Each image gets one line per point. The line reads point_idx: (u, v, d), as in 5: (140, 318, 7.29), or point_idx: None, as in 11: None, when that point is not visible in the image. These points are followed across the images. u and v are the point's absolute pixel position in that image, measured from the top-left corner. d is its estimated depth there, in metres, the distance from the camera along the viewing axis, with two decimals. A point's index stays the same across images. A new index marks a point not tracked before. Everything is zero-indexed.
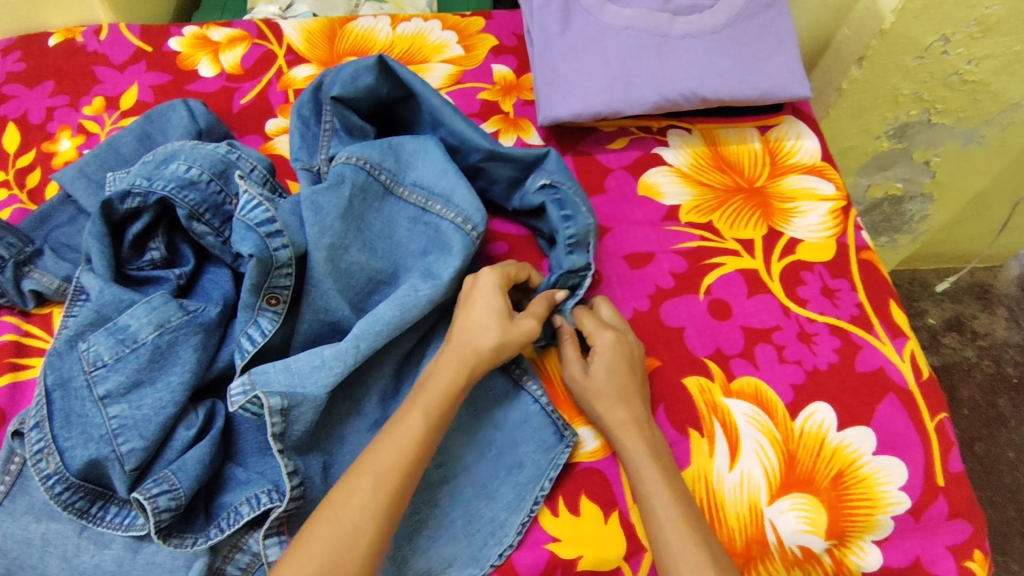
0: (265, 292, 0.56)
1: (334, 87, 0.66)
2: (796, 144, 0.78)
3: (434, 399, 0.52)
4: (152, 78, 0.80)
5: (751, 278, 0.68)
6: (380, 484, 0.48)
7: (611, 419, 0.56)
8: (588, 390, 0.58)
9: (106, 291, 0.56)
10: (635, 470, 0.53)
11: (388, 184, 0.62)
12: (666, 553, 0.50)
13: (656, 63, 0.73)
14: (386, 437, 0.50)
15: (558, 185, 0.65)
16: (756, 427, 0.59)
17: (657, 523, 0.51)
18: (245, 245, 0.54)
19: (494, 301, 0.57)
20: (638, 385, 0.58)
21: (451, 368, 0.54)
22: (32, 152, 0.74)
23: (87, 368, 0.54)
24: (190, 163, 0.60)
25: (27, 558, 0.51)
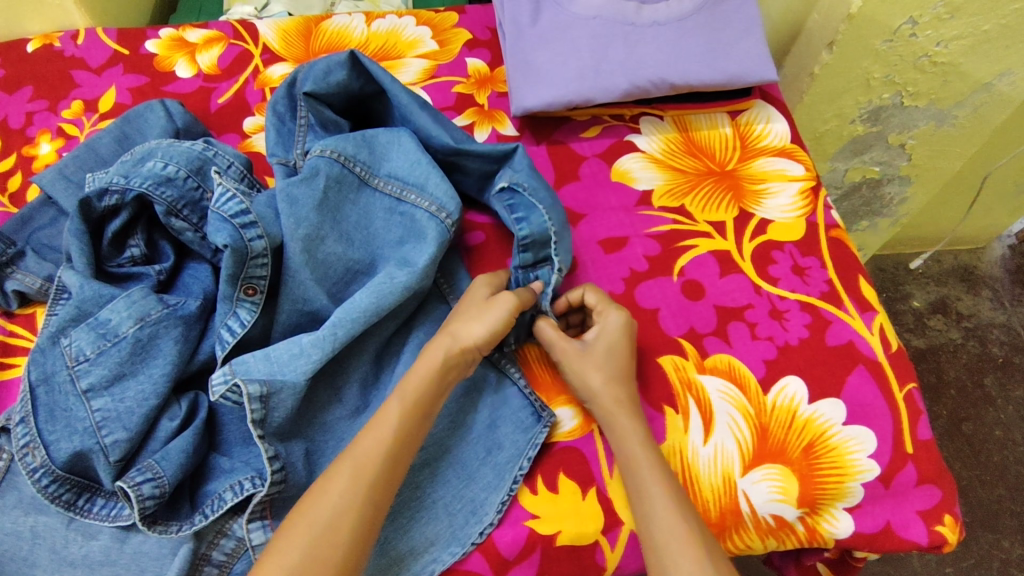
0: (242, 283, 0.57)
1: (306, 83, 0.66)
2: (766, 128, 0.79)
3: (421, 392, 0.54)
4: (130, 80, 0.80)
5: (723, 258, 0.69)
6: (357, 473, 0.50)
7: (595, 402, 0.57)
8: (583, 366, 0.58)
9: (86, 287, 0.57)
10: (621, 450, 0.55)
11: (363, 175, 0.63)
12: (652, 530, 0.51)
13: (625, 51, 0.74)
14: (367, 433, 0.52)
15: (515, 189, 0.65)
16: (730, 402, 0.61)
17: (651, 501, 0.52)
18: (220, 237, 0.55)
19: (474, 295, 0.60)
20: (629, 368, 0.59)
21: (431, 358, 0.55)
22: (13, 157, 0.75)
23: (70, 363, 0.55)
24: (166, 160, 0.61)
25: (17, 551, 0.52)
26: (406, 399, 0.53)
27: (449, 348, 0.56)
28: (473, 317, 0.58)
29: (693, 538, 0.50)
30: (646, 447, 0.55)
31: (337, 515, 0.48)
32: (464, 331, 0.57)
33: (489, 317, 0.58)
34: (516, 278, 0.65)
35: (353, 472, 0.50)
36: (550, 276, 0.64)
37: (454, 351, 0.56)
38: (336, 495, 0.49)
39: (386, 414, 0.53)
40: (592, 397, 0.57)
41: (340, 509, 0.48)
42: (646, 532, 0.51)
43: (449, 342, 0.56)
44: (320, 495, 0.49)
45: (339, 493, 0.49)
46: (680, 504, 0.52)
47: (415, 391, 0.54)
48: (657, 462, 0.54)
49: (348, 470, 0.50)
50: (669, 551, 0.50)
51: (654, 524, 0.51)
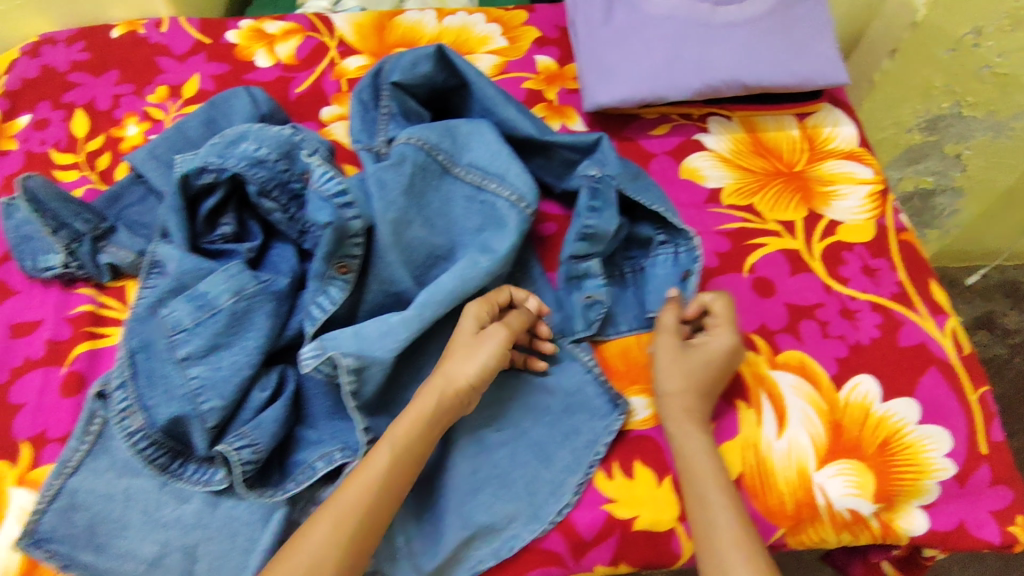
0: (336, 260, 0.59)
1: (394, 73, 0.68)
2: (834, 131, 0.79)
3: (410, 439, 0.53)
4: (213, 68, 0.83)
5: (793, 257, 0.70)
6: (339, 524, 0.49)
7: (667, 403, 0.57)
8: (673, 364, 0.58)
9: (185, 260, 0.59)
10: (683, 456, 0.55)
11: (446, 164, 0.65)
12: (709, 535, 0.51)
13: (699, 51, 0.75)
14: (352, 482, 0.51)
15: (603, 180, 0.64)
16: (802, 398, 0.61)
17: (706, 509, 0.52)
18: (322, 214, 0.57)
19: (465, 324, 0.58)
20: (716, 385, 0.58)
21: (425, 408, 0.54)
22: (101, 137, 0.78)
23: (168, 333, 0.57)
24: (259, 142, 0.63)
25: (109, 513, 0.54)
26: (414, 428, 0.53)
27: (443, 392, 0.55)
28: (465, 355, 0.56)
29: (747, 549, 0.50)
30: (709, 456, 0.55)
31: (315, 564, 0.47)
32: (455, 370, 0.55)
33: (481, 354, 0.56)
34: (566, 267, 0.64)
35: (336, 522, 0.49)
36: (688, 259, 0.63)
37: (447, 394, 0.55)
38: (315, 543, 0.48)
39: (372, 462, 0.52)
40: (664, 399, 0.58)
41: (318, 557, 0.48)
42: (705, 536, 0.51)
43: (443, 380, 0.55)
44: (299, 543, 0.48)
45: (320, 541, 0.48)
46: (736, 512, 0.52)
47: (404, 439, 0.53)
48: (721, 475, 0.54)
49: (330, 519, 0.49)
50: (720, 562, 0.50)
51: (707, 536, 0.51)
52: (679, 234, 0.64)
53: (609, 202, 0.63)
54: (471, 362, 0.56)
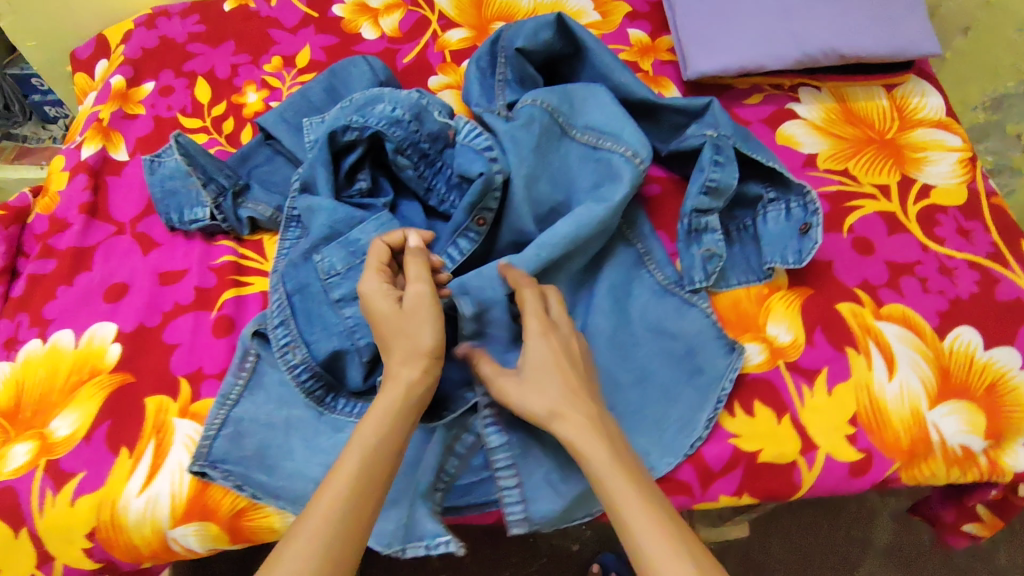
0: (476, 213, 0.64)
1: (517, 39, 0.72)
2: (922, 101, 0.83)
3: (368, 456, 0.47)
4: (323, 40, 0.87)
5: (890, 219, 0.73)
6: (298, 555, 0.42)
7: (551, 421, 0.50)
8: (523, 390, 0.52)
9: (338, 210, 0.64)
10: (595, 476, 0.48)
11: (564, 126, 0.69)
12: (624, 526, 0.45)
13: (797, 22, 0.79)
14: (311, 507, 0.45)
15: (722, 139, 0.68)
16: (909, 346, 0.65)
17: (630, 530, 0.45)
18: (475, 167, 0.63)
19: (382, 305, 0.53)
20: (587, 385, 0.53)
21: (379, 420, 0.49)
22: (224, 103, 0.82)
23: (324, 276, 0.63)
24: (394, 104, 0.68)
25: (275, 439, 0.60)
26: (371, 438, 0.48)
27: (406, 393, 0.50)
28: (400, 333, 0.52)
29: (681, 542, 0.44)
30: (615, 471, 0.48)
31: None
32: (407, 335, 0.51)
33: (423, 319, 0.52)
34: (687, 219, 0.68)
35: (296, 553, 0.43)
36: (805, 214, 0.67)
37: (403, 396, 0.50)
38: None
39: (328, 485, 0.46)
40: (552, 425, 0.50)
41: None
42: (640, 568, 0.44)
43: (409, 346, 0.51)
44: None
45: None
46: (669, 529, 0.44)
47: (364, 457, 0.47)
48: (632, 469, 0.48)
49: (292, 550, 0.43)
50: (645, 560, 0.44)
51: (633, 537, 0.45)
52: (793, 190, 0.68)
53: (732, 159, 0.67)
54: (418, 332, 0.52)
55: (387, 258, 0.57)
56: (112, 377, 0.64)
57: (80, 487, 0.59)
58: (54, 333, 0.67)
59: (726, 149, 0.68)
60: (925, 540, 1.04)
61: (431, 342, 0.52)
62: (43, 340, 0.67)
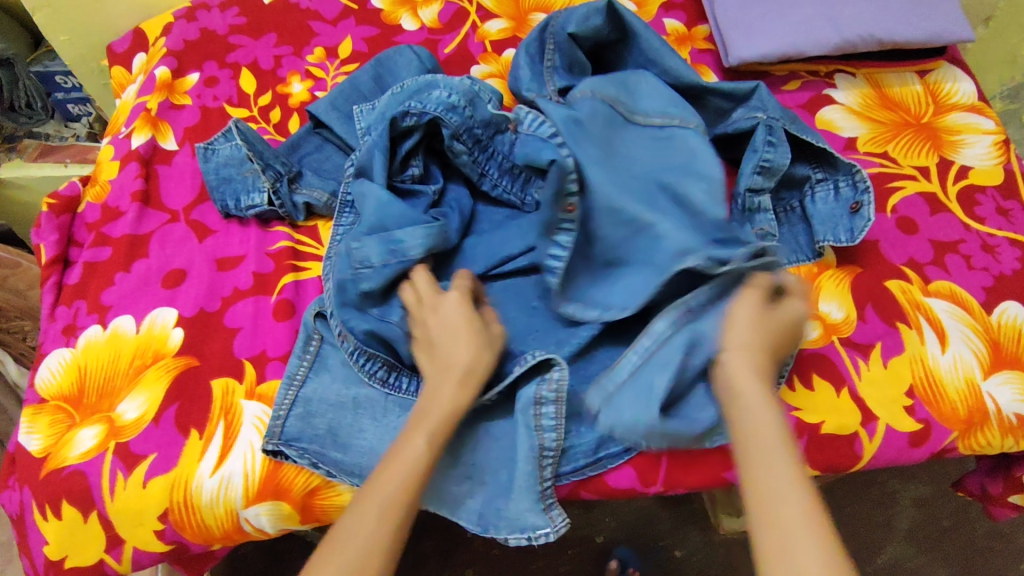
0: (563, 200, 0.58)
1: (569, 25, 0.74)
2: (954, 87, 0.85)
3: (440, 426, 0.52)
4: (364, 31, 0.88)
5: (931, 200, 0.75)
6: (382, 514, 0.48)
7: (735, 361, 0.51)
8: (739, 322, 0.52)
9: (394, 206, 0.63)
10: (744, 418, 0.48)
11: (627, 114, 0.68)
12: (763, 480, 0.45)
13: (836, 9, 0.81)
14: (387, 469, 0.51)
15: (773, 121, 0.69)
16: (958, 320, 0.66)
17: (773, 479, 0.45)
18: (545, 154, 0.61)
19: (433, 314, 0.58)
20: (778, 350, 0.53)
21: (449, 395, 0.54)
22: (270, 93, 0.83)
23: (357, 267, 0.60)
24: (449, 91, 0.69)
25: (343, 418, 0.60)
26: (445, 412, 0.53)
27: (462, 386, 0.54)
28: (455, 342, 0.56)
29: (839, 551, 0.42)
30: (781, 427, 0.48)
31: (365, 557, 0.47)
32: (457, 355, 0.55)
33: (467, 333, 0.56)
34: (741, 198, 0.69)
35: (380, 513, 0.48)
36: (855, 194, 0.69)
37: (455, 386, 0.54)
38: (359, 537, 0.47)
39: (407, 447, 0.51)
40: (726, 358, 0.51)
41: (366, 551, 0.47)
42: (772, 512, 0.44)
43: (447, 363, 0.55)
44: (339, 538, 0.48)
45: (367, 535, 0.48)
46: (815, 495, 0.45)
47: (441, 428, 0.52)
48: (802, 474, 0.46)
49: (374, 510, 0.48)
50: (795, 562, 0.42)
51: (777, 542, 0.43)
52: (841, 170, 0.70)
53: (785, 140, 0.69)
54: (465, 345, 0.55)
55: (464, 281, 0.61)
56: (176, 361, 0.64)
57: (151, 469, 0.59)
58: (113, 319, 0.67)
59: (776, 131, 0.69)
60: (948, 526, 1.04)
61: (467, 354, 0.55)
62: (103, 326, 0.67)
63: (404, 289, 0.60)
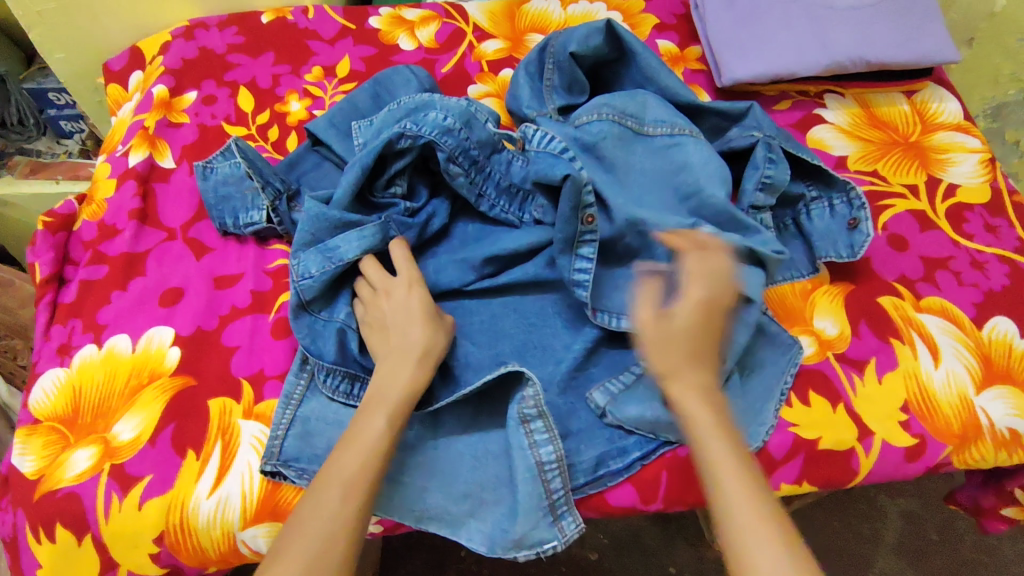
0: (581, 213, 0.62)
1: (570, 44, 0.75)
2: (940, 106, 0.87)
3: (399, 400, 0.55)
4: (362, 51, 0.89)
5: (921, 217, 0.77)
6: (348, 491, 0.49)
7: (664, 355, 0.52)
8: (646, 321, 0.53)
9: (327, 213, 0.65)
10: (687, 419, 0.50)
11: (637, 128, 0.70)
12: (715, 487, 0.47)
13: (825, 31, 0.83)
14: (346, 449, 0.52)
15: (770, 140, 0.71)
16: (950, 336, 0.67)
17: (718, 483, 0.47)
18: (558, 169, 0.63)
19: (388, 302, 0.61)
20: (710, 341, 0.53)
21: (410, 369, 0.57)
22: (268, 112, 0.83)
23: (295, 278, 0.62)
24: (445, 113, 0.68)
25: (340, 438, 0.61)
26: (409, 385, 0.56)
27: (422, 362, 0.57)
28: (410, 322, 0.59)
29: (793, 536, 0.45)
30: (722, 434, 0.49)
31: (331, 534, 0.47)
32: (417, 338, 0.58)
33: (418, 315, 0.60)
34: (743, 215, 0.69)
35: (343, 491, 0.49)
36: (850, 211, 0.71)
37: (417, 362, 0.57)
38: (323, 513, 0.48)
39: (369, 425, 0.53)
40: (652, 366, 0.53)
41: (333, 525, 0.48)
42: (724, 518, 0.46)
43: (402, 342, 0.58)
44: (304, 517, 0.48)
45: (332, 512, 0.48)
46: (755, 497, 0.46)
47: (400, 401, 0.55)
48: (748, 477, 0.47)
49: (336, 489, 0.49)
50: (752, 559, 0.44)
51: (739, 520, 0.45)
52: (836, 188, 0.72)
53: (784, 157, 0.70)
54: (417, 325, 0.59)
55: (408, 263, 0.64)
56: (173, 380, 0.63)
57: (147, 491, 0.59)
58: (109, 338, 0.67)
59: (774, 150, 0.70)
60: (930, 530, 1.05)
61: (423, 334, 0.59)
62: (98, 346, 0.66)
63: (359, 282, 0.64)
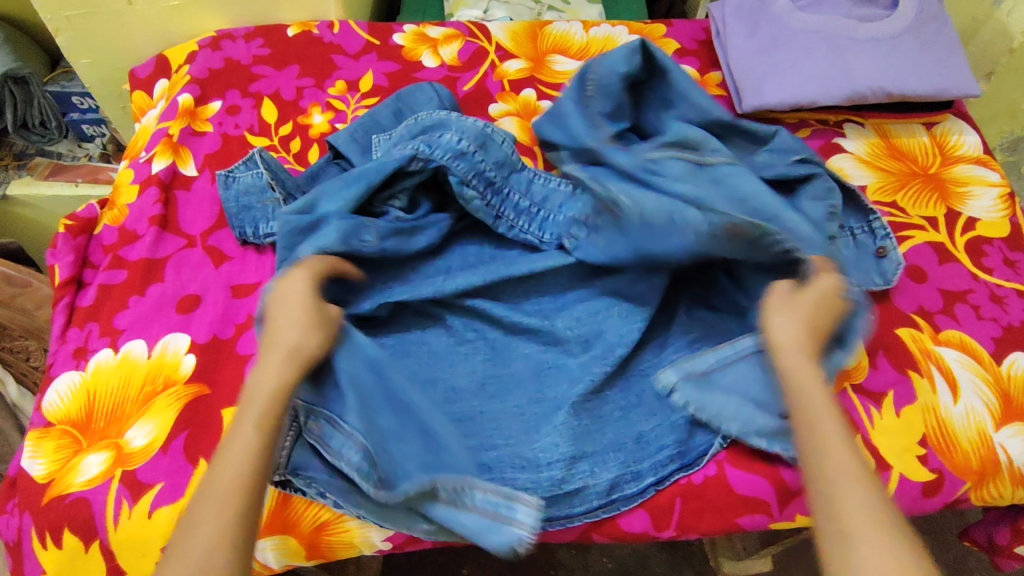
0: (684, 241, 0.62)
1: (616, 66, 0.74)
2: (960, 139, 0.87)
3: (269, 406, 0.50)
4: (386, 66, 0.90)
5: (939, 249, 0.76)
6: (223, 507, 0.46)
7: (784, 353, 0.55)
8: (792, 317, 0.56)
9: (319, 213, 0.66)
10: (802, 406, 0.52)
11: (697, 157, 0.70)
12: (823, 478, 0.48)
13: (846, 61, 0.83)
14: (221, 461, 0.48)
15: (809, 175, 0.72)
16: (970, 371, 0.67)
17: (827, 481, 0.47)
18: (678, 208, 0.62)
19: (279, 299, 0.57)
20: (825, 331, 0.56)
21: (276, 371, 0.52)
22: (290, 124, 0.84)
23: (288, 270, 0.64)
24: (460, 135, 0.69)
25: None
26: (276, 389, 0.51)
27: (290, 363, 0.53)
28: (286, 321, 0.55)
29: (895, 529, 0.45)
30: (839, 428, 0.50)
31: (209, 555, 0.44)
32: (286, 336, 0.54)
33: (297, 311, 0.55)
34: None
35: (219, 506, 0.46)
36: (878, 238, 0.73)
37: (291, 363, 0.53)
38: (203, 533, 0.44)
39: (236, 435, 0.49)
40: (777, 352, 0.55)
41: (210, 546, 0.44)
42: (825, 515, 0.46)
43: (276, 339, 0.54)
44: (181, 542, 0.45)
45: (210, 533, 0.45)
46: (867, 494, 0.46)
47: (268, 407, 0.50)
48: (861, 471, 0.48)
49: (211, 506, 0.46)
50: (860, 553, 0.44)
51: (840, 519, 0.45)
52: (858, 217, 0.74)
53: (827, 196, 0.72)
54: (296, 323, 0.55)
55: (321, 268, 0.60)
56: (187, 388, 0.63)
57: (158, 499, 0.58)
58: (125, 343, 0.67)
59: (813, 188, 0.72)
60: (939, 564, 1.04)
61: (300, 331, 0.54)
62: (114, 350, 0.66)
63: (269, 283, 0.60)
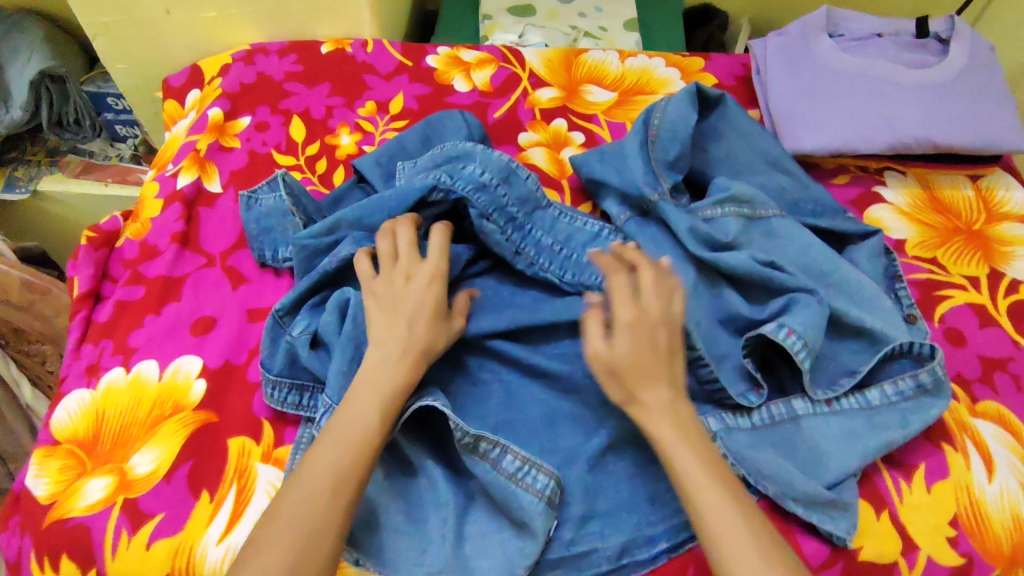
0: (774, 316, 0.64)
1: (674, 118, 0.73)
2: (1007, 195, 0.83)
3: (389, 389, 0.53)
4: (417, 89, 0.89)
5: (980, 311, 0.73)
6: (339, 486, 0.48)
7: (660, 411, 0.52)
8: (638, 372, 0.52)
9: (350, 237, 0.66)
10: (677, 466, 0.50)
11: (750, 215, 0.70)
12: (716, 538, 0.47)
13: (891, 109, 0.80)
14: (328, 441, 0.50)
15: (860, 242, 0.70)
16: (1007, 447, 0.63)
17: (720, 542, 0.47)
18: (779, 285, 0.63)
19: (393, 279, 0.59)
20: (668, 356, 0.54)
21: (409, 356, 0.54)
22: (317, 143, 0.83)
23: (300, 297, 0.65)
24: (484, 167, 0.68)
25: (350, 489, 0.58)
26: (408, 372, 0.54)
27: (421, 350, 0.55)
28: (409, 307, 0.57)
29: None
30: (723, 486, 0.49)
31: (316, 534, 0.46)
32: (420, 332, 0.56)
33: (417, 295, 0.57)
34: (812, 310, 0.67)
35: (336, 485, 0.48)
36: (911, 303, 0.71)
37: (418, 349, 0.55)
38: (304, 512, 0.46)
39: (361, 415, 0.51)
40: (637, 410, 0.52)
41: (320, 523, 0.46)
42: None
43: (406, 326, 0.56)
44: (282, 516, 0.47)
45: (321, 507, 0.47)
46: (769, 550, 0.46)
47: (394, 392, 0.53)
48: (754, 529, 0.47)
49: (329, 481, 0.48)
50: None
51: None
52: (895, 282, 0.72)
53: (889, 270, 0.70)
54: (423, 312, 0.56)
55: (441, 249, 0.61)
56: (196, 415, 0.63)
57: (157, 530, 0.57)
58: (137, 363, 0.66)
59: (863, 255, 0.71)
60: None
61: (427, 323, 0.56)
62: (126, 370, 0.66)
63: (363, 252, 0.62)
